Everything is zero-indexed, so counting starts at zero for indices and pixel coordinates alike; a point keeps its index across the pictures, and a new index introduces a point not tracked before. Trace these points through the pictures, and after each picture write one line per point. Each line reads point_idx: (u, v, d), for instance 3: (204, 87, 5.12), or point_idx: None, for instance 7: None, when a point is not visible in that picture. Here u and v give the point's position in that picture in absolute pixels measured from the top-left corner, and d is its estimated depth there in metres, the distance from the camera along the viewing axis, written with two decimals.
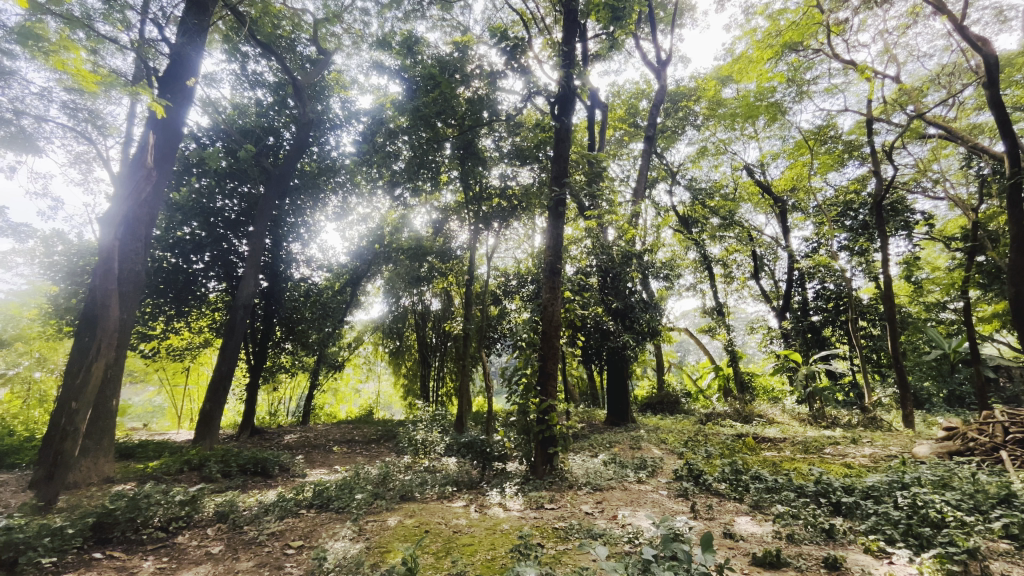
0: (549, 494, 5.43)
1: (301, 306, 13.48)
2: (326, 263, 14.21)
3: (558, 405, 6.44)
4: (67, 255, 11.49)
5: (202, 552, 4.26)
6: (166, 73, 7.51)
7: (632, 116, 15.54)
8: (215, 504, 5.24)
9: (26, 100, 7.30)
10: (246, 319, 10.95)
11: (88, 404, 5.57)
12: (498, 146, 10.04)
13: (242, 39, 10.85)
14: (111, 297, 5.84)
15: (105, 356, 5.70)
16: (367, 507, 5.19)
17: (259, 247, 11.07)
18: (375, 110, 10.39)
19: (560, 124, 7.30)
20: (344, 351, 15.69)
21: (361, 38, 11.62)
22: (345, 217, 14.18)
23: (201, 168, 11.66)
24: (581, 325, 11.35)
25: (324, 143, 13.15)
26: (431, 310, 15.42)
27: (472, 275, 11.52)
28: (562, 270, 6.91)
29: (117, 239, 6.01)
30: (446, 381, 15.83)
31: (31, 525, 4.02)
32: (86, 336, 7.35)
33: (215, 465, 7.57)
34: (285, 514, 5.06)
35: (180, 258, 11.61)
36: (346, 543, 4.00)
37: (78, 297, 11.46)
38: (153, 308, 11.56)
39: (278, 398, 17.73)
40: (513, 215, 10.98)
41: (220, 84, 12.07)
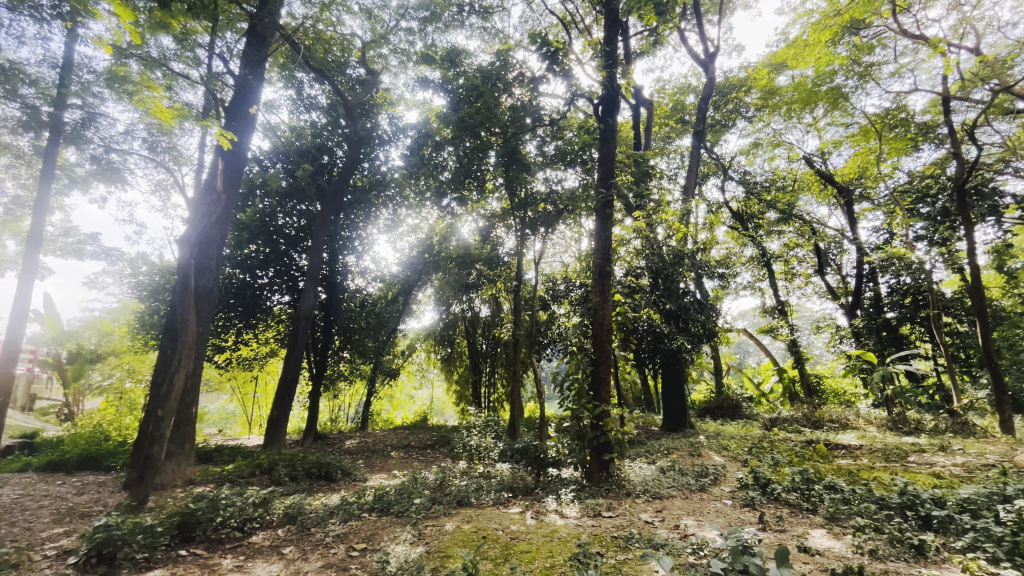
0: (607, 502, 5.31)
1: (357, 316, 14.06)
2: (380, 274, 14.70)
3: (613, 410, 6.27)
4: (150, 275, 12.59)
5: (275, 552, 4.48)
6: (232, 104, 8.09)
7: (679, 112, 15.13)
8: (284, 506, 5.51)
9: (114, 138, 8.08)
10: (308, 330, 11.51)
11: (172, 412, 6.04)
12: (541, 151, 10.09)
13: (297, 66, 11.49)
14: (189, 311, 6.34)
15: (185, 366, 6.18)
16: (425, 512, 5.31)
17: (317, 262, 11.62)
18: (421, 124, 10.64)
19: (604, 125, 7.18)
20: (398, 358, 16.16)
21: (407, 57, 12.04)
22: (396, 229, 14.63)
23: (264, 189, 12.42)
24: (633, 329, 11.05)
25: (374, 159, 13.60)
26: (480, 317, 15.57)
27: (520, 281, 11.51)
28: (612, 274, 6.79)
29: (193, 258, 6.55)
30: (497, 387, 15.90)
31: (126, 522, 4.39)
32: (169, 349, 8.03)
33: (283, 469, 7.97)
34: (348, 517, 5.25)
35: (247, 274, 12.43)
36: (406, 547, 4.09)
37: (159, 314, 12.41)
38: (225, 321, 12.43)
39: (338, 405, 18.47)
40: (559, 219, 10.94)
41: (279, 110, 12.84)
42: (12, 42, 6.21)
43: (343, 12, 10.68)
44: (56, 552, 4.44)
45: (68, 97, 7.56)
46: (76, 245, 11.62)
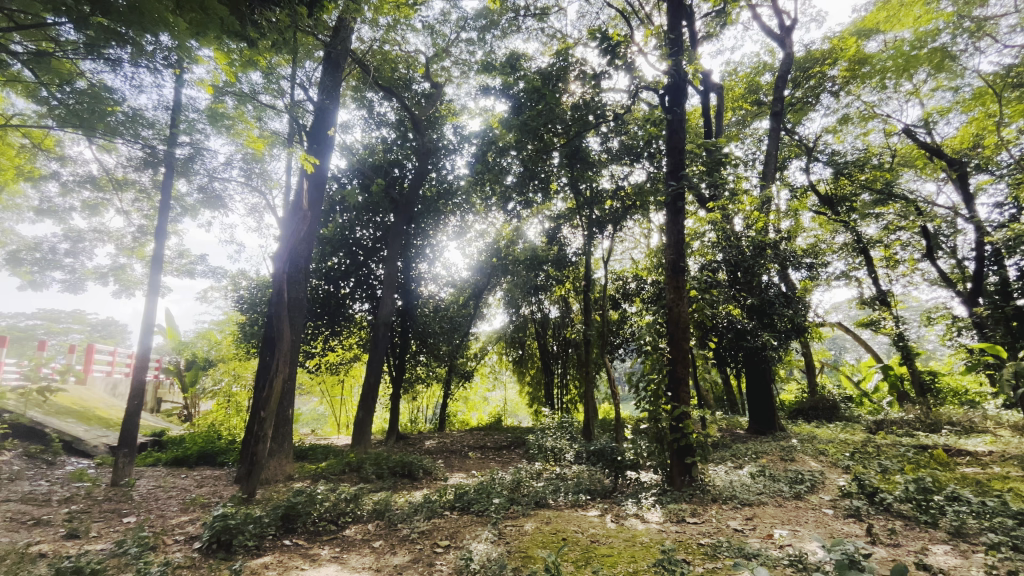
0: (691, 508, 5.08)
1: (431, 321, 14.62)
2: (451, 279, 15.14)
3: (693, 412, 6.01)
4: (249, 289, 13.91)
5: (367, 545, 4.76)
6: (313, 127, 8.72)
7: (754, 92, 14.16)
8: (373, 503, 5.84)
9: (216, 168, 9.03)
10: (387, 336, 12.13)
11: (272, 413, 6.63)
12: (605, 147, 9.93)
13: (367, 87, 12.18)
14: (283, 321, 6.95)
15: (282, 371, 6.77)
16: (505, 512, 5.38)
17: (392, 270, 12.24)
18: (483, 132, 10.84)
19: (672, 115, 6.89)
20: (472, 361, 16.56)
21: (468, 67, 12.37)
22: (465, 235, 15.01)
23: (343, 205, 13.29)
24: (712, 326, 10.50)
25: (441, 168, 14.02)
26: (550, 318, 15.54)
27: (589, 280, 11.35)
28: (686, 269, 6.51)
29: (285, 272, 7.18)
30: (570, 388, 15.76)
31: (239, 513, 4.89)
32: (268, 356, 8.84)
33: (370, 468, 8.45)
34: (432, 515, 5.46)
35: (331, 284, 13.38)
36: (488, 546, 4.18)
37: (258, 324, 13.68)
38: (314, 329, 13.46)
39: (417, 407, 19.25)
40: (627, 215, 10.68)
41: (353, 130, 13.68)
42: (134, 92, 7.14)
43: (407, 31, 11.17)
44: (184, 538, 5.04)
45: (178, 135, 8.56)
46: (188, 265, 13.08)
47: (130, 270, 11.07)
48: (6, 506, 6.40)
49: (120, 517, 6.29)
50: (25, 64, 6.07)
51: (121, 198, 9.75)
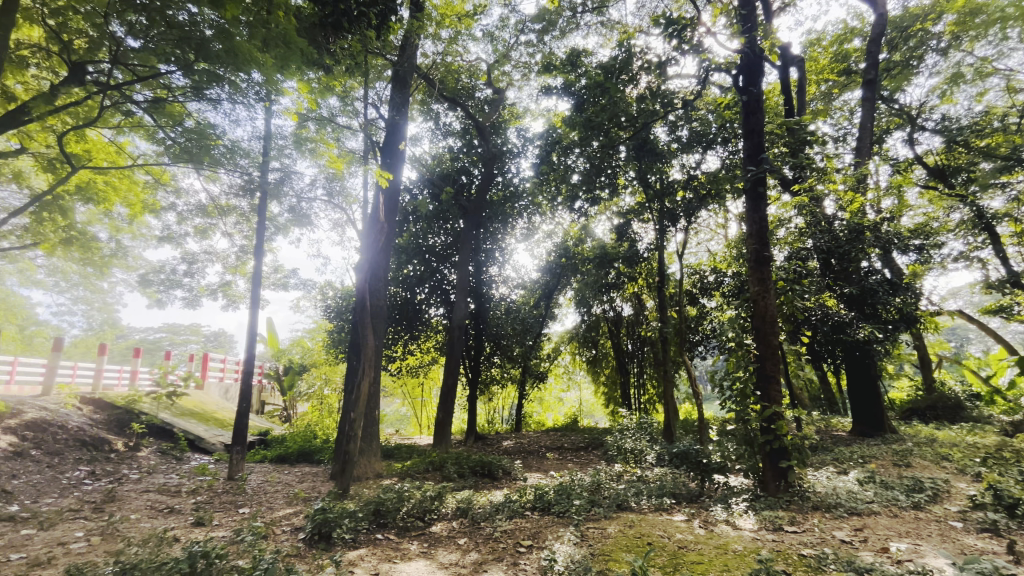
0: (789, 516, 4.71)
1: (504, 323, 14.87)
2: (521, 281, 15.30)
3: (786, 412, 5.59)
4: (335, 299, 14.96)
5: (453, 542, 4.92)
6: (385, 143, 9.18)
7: (841, 62, 12.91)
8: (456, 501, 6.03)
9: (303, 188, 9.82)
10: (462, 338, 12.49)
11: (361, 414, 7.06)
12: (673, 137, 9.54)
13: (433, 100, 12.64)
14: (367, 328, 7.39)
15: (368, 375, 7.20)
16: (586, 514, 5.33)
17: (464, 275, 12.58)
18: (547, 132, 10.83)
19: (747, 96, 6.46)
20: (546, 361, 16.57)
21: (529, 70, 12.43)
22: (533, 236, 15.10)
23: (416, 215, 13.91)
24: (804, 319, 9.69)
25: (507, 172, 14.20)
26: (623, 316, 15.14)
27: (663, 276, 10.94)
28: (771, 259, 6.08)
29: (367, 281, 7.63)
30: (647, 388, 15.28)
31: (337, 507, 5.26)
32: (355, 360, 9.44)
33: (452, 466, 8.74)
34: (513, 514, 5.53)
35: (408, 291, 14.04)
36: (571, 548, 4.16)
37: (344, 331, 14.69)
38: (395, 334, 14.20)
39: (493, 407, 19.57)
40: (702, 206, 10.17)
41: (422, 142, 14.24)
42: (232, 125, 7.99)
43: (468, 41, 11.46)
44: (290, 528, 5.51)
45: (270, 162, 9.41)
46: (282, 279, 14.31)
47: (235, 286, 12.32)
48: (147, 496, 7.39)
49: (236, 508, 7.01)
50: (145, 110, 7.11)
51: (226, 222, 10.90)
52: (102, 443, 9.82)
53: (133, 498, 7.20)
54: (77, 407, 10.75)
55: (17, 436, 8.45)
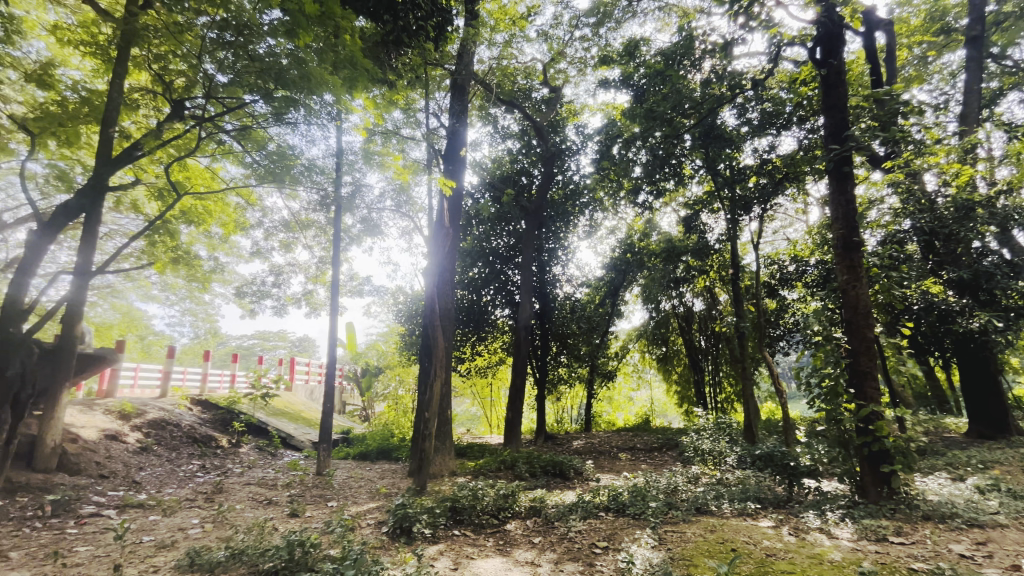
0: (894, 525, 4.28)
1: (570, 322, 14.78)
2: (585, 278, 15.14)
3: (886, 411, 5.10)
4: (406, 303, 15.62)
5: (528, 540, 4.98)
6: (447, 150, 9.45)
7: (939, 19, 11.53)
8: (529, 500, 6.06)
9: (374, 199, 10.35)
10: (528, 339, 12.55)
11: (435, 413, 7.31)
12: (743, 120, 9.02)
13: (491, 104, 12.84)
14: (437, 330, 7.65)
15: (439, 375, 7.45)
16: (663, 516, 5.17)
17: (528, 275, 12.65)
18: (606, 126, 10.62)
19: (826, 69, 5.96)
20: (614, 360, 16.24)
21: (585, 65, 12.28)
22: (596, 233, 14.88)
23: (479, 218, 14.21)
24: (903, 308, 8.76)
25: (567, 170, 14.11)
26: (695, 312, 14.53)
27: (737, 268, 10.35)
28: (862, 243, 5.57)
29: (435, 285, 7.90)
30: (723, 386, 14.53)
31: (415, 503, 5.48)
32: (426, 362, 9.79)
33: (523, 466, 8.82)
34: (588, 515, 5.48)
35: (474, 293, 14.35)
36: (649, 551, 4.06)
37: (416, 334, 15.30)
38: (463, 335, 14.58)
39: (561, 407, 19.47)
40: (778, 191, 9.51)
41: (482, 147, 14.52)
42: (307, 145, 8.60)
43: (522, 42, 11.52)
44: (374, 522, 5.83)
45: (343, 177, 10.01)
46: (358, 286, 15.16)
47: (316, 294, 13.22)
48: (249, 488, 8.12)
49: (326, 501, 7.53)
50: (234, 138, 7.85)
51: (306, 236, 11.74)
52: (210, 440, 10.95)
53: (238, 490, 7.95)
54: (189, 407, 12.06)
55: (143, 433, 9.63)
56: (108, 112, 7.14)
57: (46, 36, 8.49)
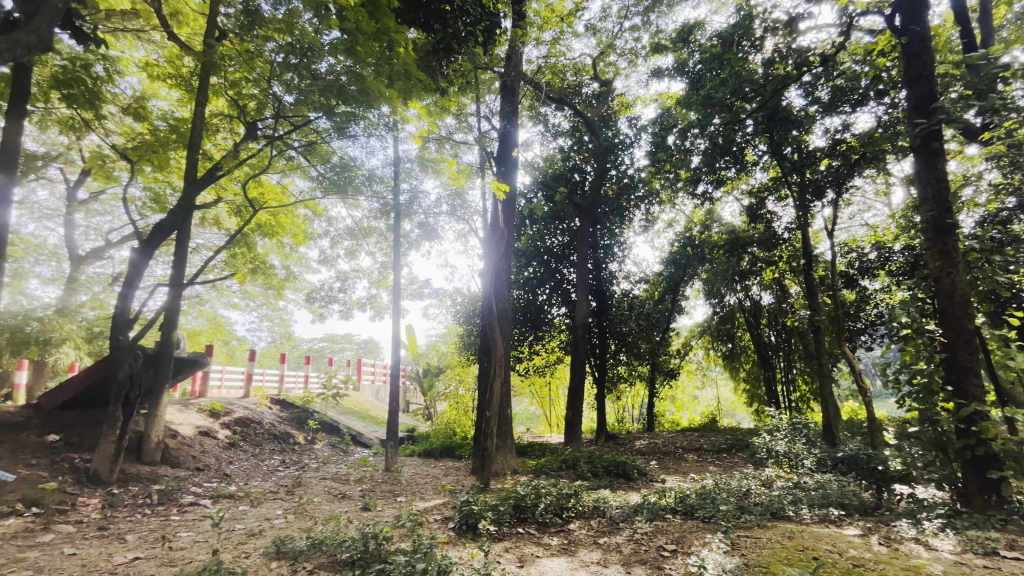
0: (1007, 538, 3.85)
1: (628, 319, 14.46)
2: (643, 274, 14.78)
3: (992, 412, 4.59)
4: (464, 304, 15.96)
5: (593, 540, 4.94)
6: (499, 152, 9.54)
7: None
8: (592, 501, 6.00)
9: (431, 204, 10.66)
10: (586, 337, 12.42)
11: (495, 412, 7.42)
12: (811, 100, 8.43)
13: (541, 103, 12.82)
14: (495, 330, 7.76)
15: (499, 375, 7.55)
16: (736, 521, 4.95)
17: (584, 273, 12.53)
18: (660, 116, 10.30)
19: (907, 37, 5.46)
20: (676, 357, 15.72)
21: (635, 55, 11.98)
22: (653, 227, 14.48)
23: (532, 218, 14.25)
24: (1009, 296, 7.84)
25: (620, 164, 13.84)
26: (762, 306, 13.78)
27: (809, 258, 9.68)
28: (957, 226, 5.05)
29: (492, 286, 8.02)
30: (797, 384, 13.65)
31: (480, 500, 5.59)
32: (486, 362, 9.95)
33: (585, 465, 8.73)
34: (654, 517, 5.35)
35: (530, 292, 14.40)
36: (721, 556, 3.91)
37: (474, 334, 15.59)
38: (521, 335, 14.67)
39: (622, 406, 19.10)
40: (854, 172, 8.81)
41: (533, 146, 14.54)
42: (367, 156, 9.00)
43: (571, 38, 11.41)
44: (441, 518, 5.99)
45: (401, 184, 10.38)
46: (418, 289, 15.67)
47: (379, 298, 13.80)
48: (325, 483, 8.63)
49: (395, 497, 7.85)
50: (301, 154, 8.37)
51: (369, 242, 12.29)
52: (288, 436, 11.74)
53: (315, 484, 8.46)
54: (269, 406, 13.00)
55: (231, 430, 10.49)
56: (193, 138, 7.85)
57: (138, 72, 9.48)
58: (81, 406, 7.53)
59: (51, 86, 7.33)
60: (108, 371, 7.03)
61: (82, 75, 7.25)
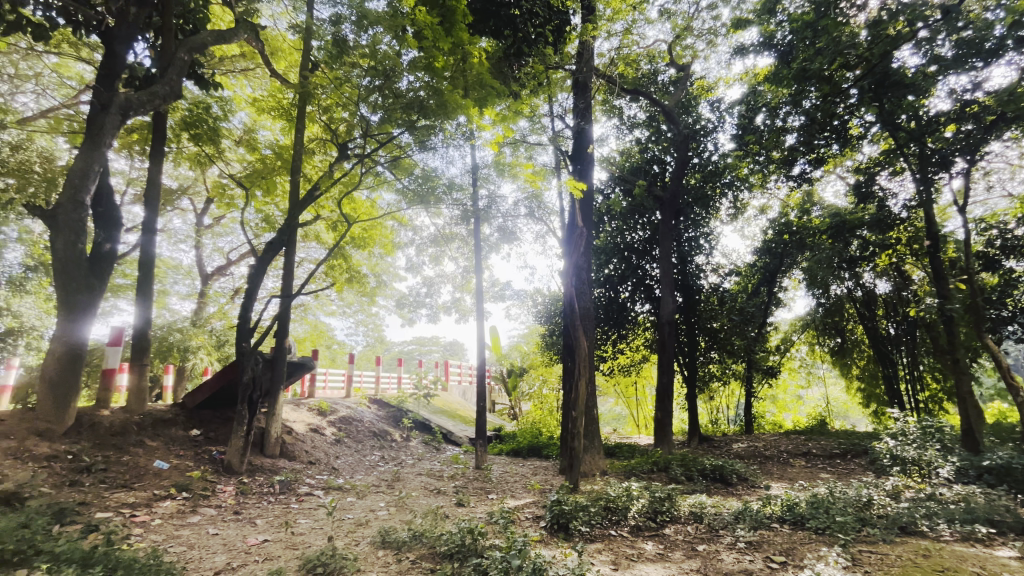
0: None
1: (719, 314, 13.62)
2: (734, 266, 13.86)
3: None
4: (545, 304, 16.02)
5: (690, 547, 4.74)
6: (575, 151, 9.47)
7: None
8: (688, 505, 5.75)
9: (509, 208, 10.84)
10: (673, 335, 11.87)
11: (581, 414, 7.34)
12: (929, 59, 7.41)
13: (615, 96, 12.52)
14: (578, 330, 7.69)
15: (583, 376, 7.45)
16: (856, 534, 4.48)
17: (668, 268, 12.00)
18: (747, 94, 9.60)
19: None
20: (776, 354, 14.53)
21: (715, 35, 11.28)
22: (742, 216, 13.56)
23: (610, 214, 13.98)
24: None
25: (703, 152, 13.13)
26: (877, 294, 12.33)
27: (935, 238, 8.51)
28: None
29: (572, 286, 7.95)
30: (926, 382, 11.99)
31: (571, 501, 5.58)
32: (569, 361, 9.89)
33: (678, 469, 8.36)
34: (758, 525, 5.01)
35: (611, 290, 14.08)
36: (839, 572, 3.57)
37: (556, 334, 15.56)
38: (603, 334, 14.38)
39: (716, 407, 18.04)
40: (990, 137, 7.60)
41: (608, 141, 14.26)
42: (447, 165, 9.39)
43: (644, 26, 11.01)
44: (532, 516, 6.07)
45: (479, 190, 10.67)
46: (499, 291, 16.00)
47: (463, 301, 14.29)
48: (422, 478, 9.11)
49: (486, 494, 8.09)
50: (387, 169, 8.91)
51: (451, 248, 12.79)
52: (386, 434, 12.54)
53: (412, 479, 8.95)
54: (368, 406, 13.98)
55: (337, 427, 11.43)
56: (295, 163, 8.67)
57: (248, 108, 10.66)
58: (217, 403, 8.62)
59: (182, 128, 8.48)
60: (235, 374, 7.97)
61: (204, 116, 8.33)
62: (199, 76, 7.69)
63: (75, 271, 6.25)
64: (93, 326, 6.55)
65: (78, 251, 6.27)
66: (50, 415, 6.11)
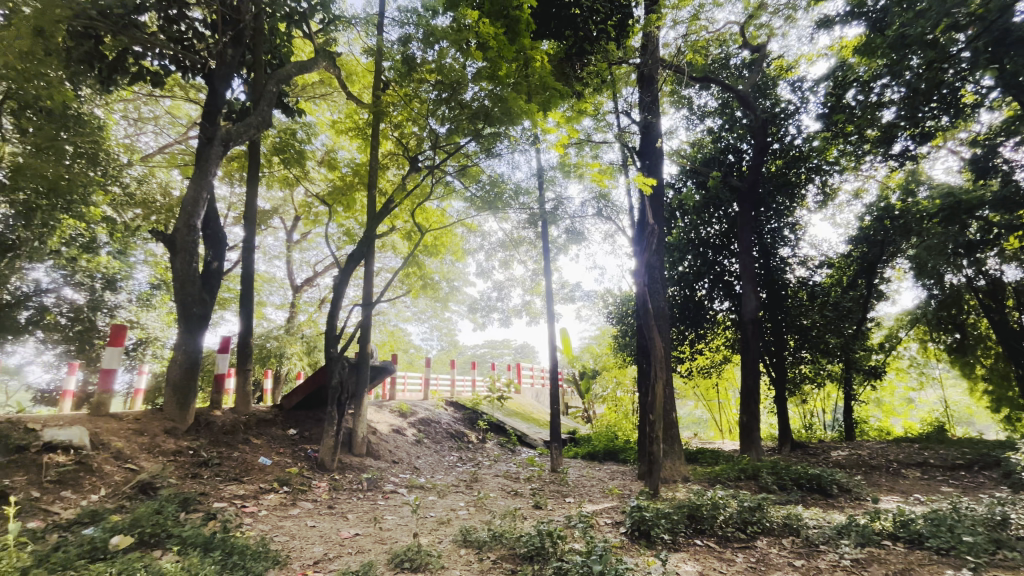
0: None
1: (809, 310, 12.42)
2: (825, 258, 12.74)
3: None
4: (616, 304, 15.68)
5: (786, 561, 4.41)
6: (642, 146, 9.22)
7: None
8: (782, 515, 5.35)
9: (576, 209, 10.76)
10: (757, 334, 11.11)
11: (660, 417, 7.07)
12: None
13: (683, 87, 12.02)
14: (653, 330, 7.43)
15: (660, 377, 7.19)
16: (989, 557, 3.92)
17: (749, 263, 11.27)
18: (833, 71, 8.82)
19: None
20: (879, 353, 13.15)
21: (794, 9, 10.48)
22: (833, 202, 12.46)
23: (683, 209, 13.44)
24: None
25: (784, 136, 12.23)
26: (1005, 283, 10.83)
27: None
28: None
29: (645, 285, 7.72)
30: None
31: (652, 507, 5.40)
32: (645, 363, 9.59)
33: (769, 477, 7.82)
34: (865, 542, 4.55)
35: (687, 289, 13.46)
36: None
37: (629, 336, 15.15)
38: (679, 334, 13.78)
39: (810, 411, 16.65)
40: None
41: (678, 133, 13.73)
42: (513, 170, 9.53)
43: (713, 10, 10.47)
44: (611, 522, 5.95)
45: (546, 192, 10.69)
46: (569, 293, 15.89)
47: (534, 304, 14.36)
48: (499, 479, 9.25)
49: (564, 497, 8.06)
50: (456, 178, 9.19)
51: (520, 252, 12.91)
52: (463, 435, 12.89)
53: (490, 480, 9.12)
54: (445, 407, 14.46)
55: (417, 428, 11.92)
56: (371, 178, 9.21)
57: (329, 131, 11.49)
58: (310, 404, 9.31)
59: (273, 154, 9.30)
60: (325, 377, 8.57)
61: (291, 141, 9.10)
62: (285, 105, 8.40)
63: (189, 286, 7.04)
64: (205, 335, 7.33)
65: (191, 268, 7.05)
66: (175, 414, 6.93)
